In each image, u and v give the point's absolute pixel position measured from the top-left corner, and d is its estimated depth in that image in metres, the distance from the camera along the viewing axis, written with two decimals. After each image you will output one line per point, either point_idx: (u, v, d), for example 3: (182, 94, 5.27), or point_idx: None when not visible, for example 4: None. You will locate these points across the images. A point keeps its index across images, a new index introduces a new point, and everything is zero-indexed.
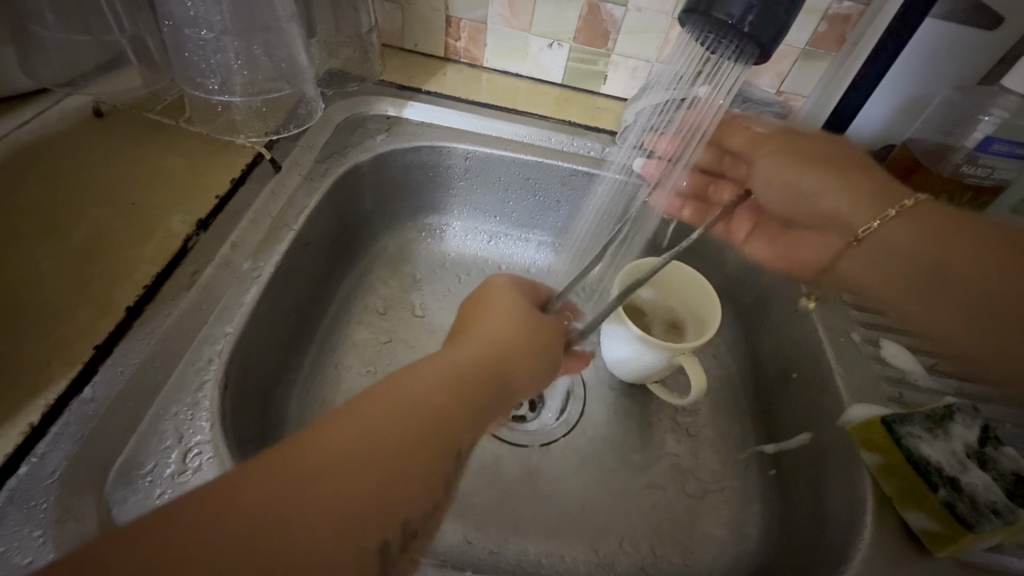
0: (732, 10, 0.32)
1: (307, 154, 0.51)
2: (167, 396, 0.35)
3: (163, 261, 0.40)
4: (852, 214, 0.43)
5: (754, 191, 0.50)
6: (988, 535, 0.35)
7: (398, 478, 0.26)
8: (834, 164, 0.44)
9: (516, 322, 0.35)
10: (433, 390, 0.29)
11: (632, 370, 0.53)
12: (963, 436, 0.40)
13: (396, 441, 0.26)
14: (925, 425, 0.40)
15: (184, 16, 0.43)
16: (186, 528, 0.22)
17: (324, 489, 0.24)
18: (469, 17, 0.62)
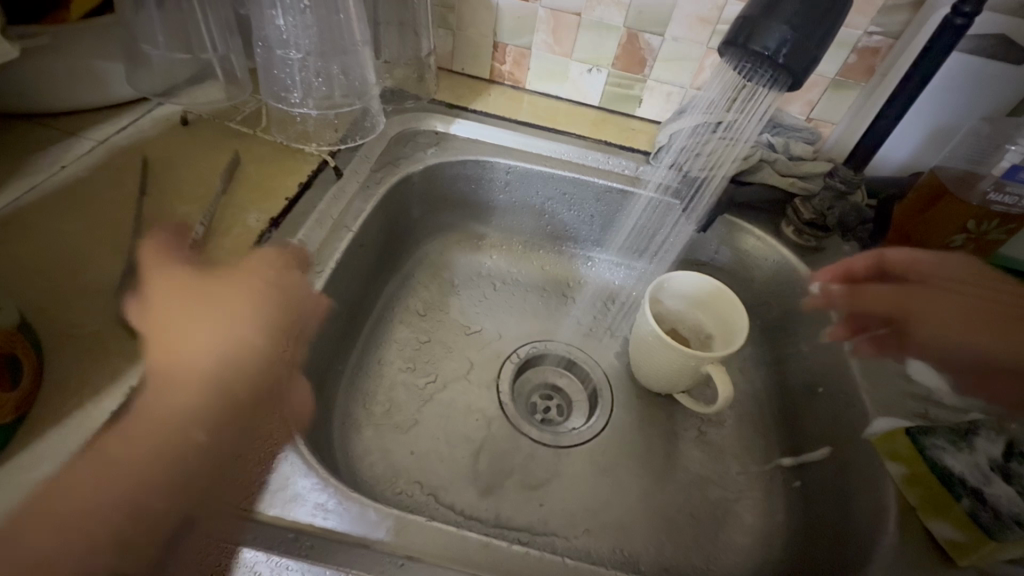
0: (767, 43, 0.35)
1: (365, 164, 0.56)
2: (243, 372, 0.39)
3: (241, 253, 0.45)
4: (1004, 346, 0.46)
5: (926, 335, 0.49)
6: (1013, 547, 0.36)
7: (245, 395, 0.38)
8: (1012, 314, 0.48)
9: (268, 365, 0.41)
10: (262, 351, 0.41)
11: (656, 378, 0.55)
12: (986, 450, 0.42)
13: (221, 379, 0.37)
14: (949, 439, 0.42)
15: (277, 39, 0.50)
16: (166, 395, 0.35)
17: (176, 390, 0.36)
18: (515, 43, 0.67)
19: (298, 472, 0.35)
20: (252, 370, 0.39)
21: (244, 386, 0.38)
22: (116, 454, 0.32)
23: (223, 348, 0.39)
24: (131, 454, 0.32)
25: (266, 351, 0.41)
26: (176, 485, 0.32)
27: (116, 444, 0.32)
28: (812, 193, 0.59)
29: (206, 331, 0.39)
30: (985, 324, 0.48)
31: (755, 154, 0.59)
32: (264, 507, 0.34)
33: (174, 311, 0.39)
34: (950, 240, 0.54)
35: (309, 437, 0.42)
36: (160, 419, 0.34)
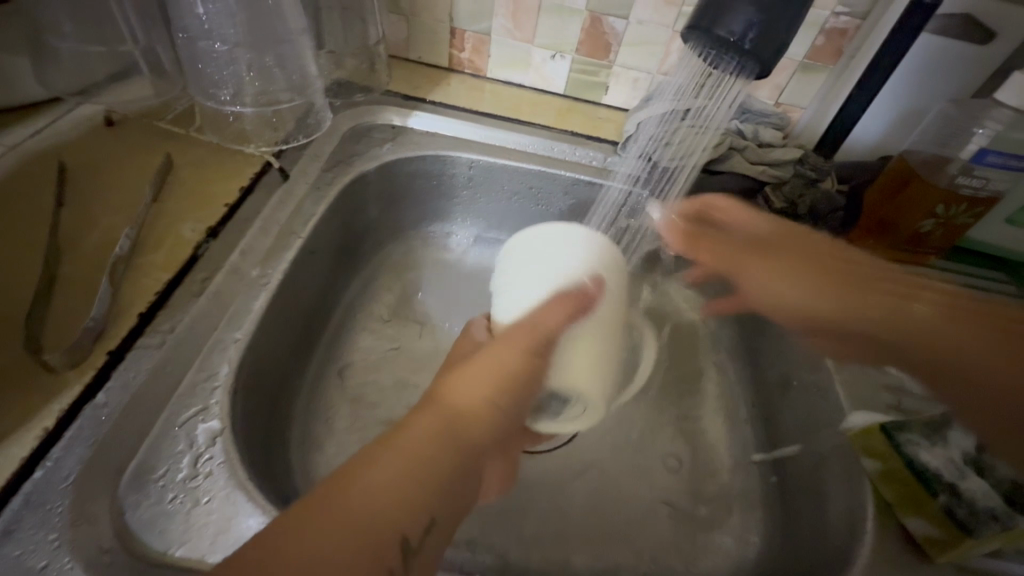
0: (734, 27, 0.33)
1: (314, 163, 0.52)
2: (178, 402, 0.35)
3: (174, 268, 0.41)
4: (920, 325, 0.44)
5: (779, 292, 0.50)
6: (987, 540, 0.36)
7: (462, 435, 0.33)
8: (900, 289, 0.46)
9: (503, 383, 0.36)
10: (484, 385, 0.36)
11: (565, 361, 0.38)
12: (961, 443, 0.40)
13: (462, 410, 0.34)
14: (923, 432, 0.41)
15: (202, 30, 0.46)
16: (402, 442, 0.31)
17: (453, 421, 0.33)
18: (473, 29, 0.63)
19: (243, 512, 0.32)
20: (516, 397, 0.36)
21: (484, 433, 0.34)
22: (413, 455, 0.30)
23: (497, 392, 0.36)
24: (425, 430, 0.32)
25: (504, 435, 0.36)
26: (452, 468, 0.31)
27: (422, 426, 0.32)
28: (782, 180, 0.57)
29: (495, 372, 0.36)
30: (981, 327, 0.42)
31: (724, 141, 0.58)
32: (203, 555, 0.30)
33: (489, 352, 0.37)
34: (920, 226, 0.53)
35: (259, 467, 0.38)
36: (448, 435, 0.32)
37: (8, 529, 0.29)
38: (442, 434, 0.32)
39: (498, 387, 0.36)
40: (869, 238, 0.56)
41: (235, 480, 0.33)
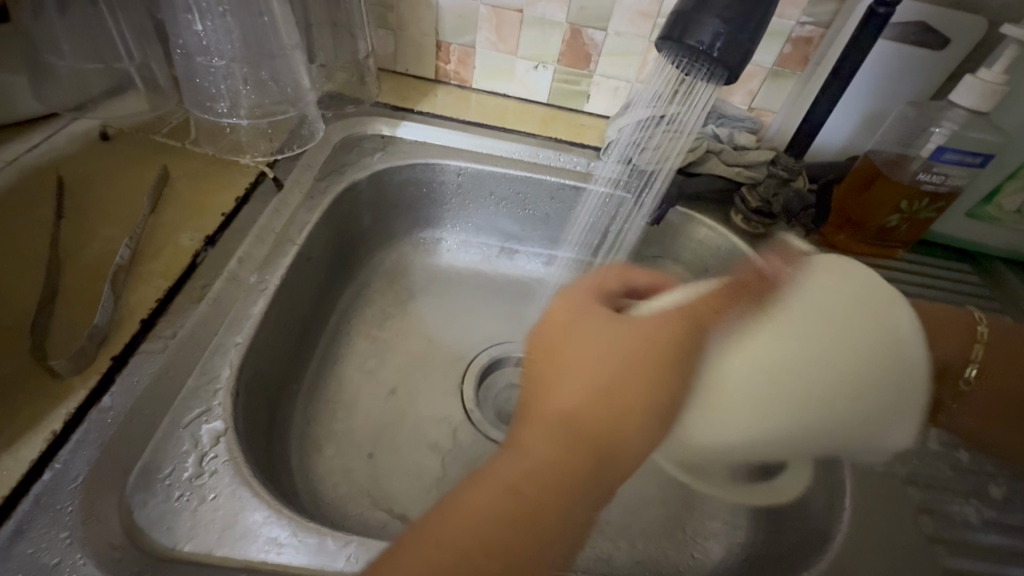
0: (701, 38, 0.35)
1: (308, 172, 0.53)
2: (180, 404, 0.36)
3: (174, 275, 0.42)
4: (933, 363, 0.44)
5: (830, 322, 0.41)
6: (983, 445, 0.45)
7: (582, 438, 0.31)
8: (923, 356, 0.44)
9: (612, 350, 0.34)
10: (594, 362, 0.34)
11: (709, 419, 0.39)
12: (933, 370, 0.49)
13: (580, 406, 0.32)
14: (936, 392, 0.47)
15: (196, 46, 0.47)
16: (517, 459, 0.30)
17: (582, 422, 0.32)
18: (458, 41, 0.66)
19: (249, 506, 0.33)
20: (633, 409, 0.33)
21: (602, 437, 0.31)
22: (517, 476, 0.30)
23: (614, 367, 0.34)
24: (542, 446, 0.31)
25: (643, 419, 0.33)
26: (583, 485, 0.30)
27: (533, 434, 0.31)
28: (756, 181, 0.60)
29: (610, 352, 0.34)
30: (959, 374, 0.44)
31: (701, 145, 0.61)
32: (210, 549, 0.31)
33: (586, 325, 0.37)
34: (887, 220, 0.57)
35: (261, 466, 0.39)
36: (557, 444, 0.31)
37: (19, 529, 0.29)
38: (575, 441, 0.31)
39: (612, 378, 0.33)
40: (841, 234, 0.59)
41: (240, 477, 0.34)
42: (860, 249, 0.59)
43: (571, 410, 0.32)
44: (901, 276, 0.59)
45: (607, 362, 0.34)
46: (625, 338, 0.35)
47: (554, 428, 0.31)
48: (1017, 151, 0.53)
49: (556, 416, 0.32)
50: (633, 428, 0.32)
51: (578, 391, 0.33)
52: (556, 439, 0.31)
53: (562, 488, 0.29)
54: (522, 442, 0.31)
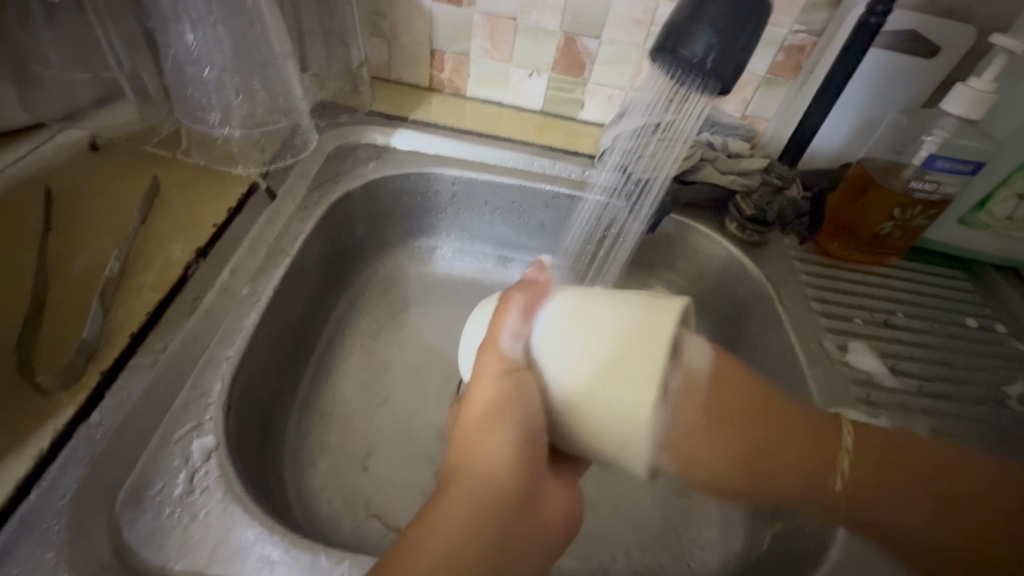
0: (695, 49, 0.35)
1: (301, 182, 0.53)
2: (171, 420, 0.36)
3: (165, 288, 0.41)
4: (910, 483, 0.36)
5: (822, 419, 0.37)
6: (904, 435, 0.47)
7: (487, 513, 0.30)
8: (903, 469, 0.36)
9: (490, 406, 0.33)
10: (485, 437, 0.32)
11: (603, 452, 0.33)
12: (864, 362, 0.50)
13: (478, 485, 0.30)
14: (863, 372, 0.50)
15: (187, 56, 0.47)
16: (426, 554, 0.28)
17: (480, 500, 0.30)
18: (452, 50, 0.66)
19: (241, 523, 0.33)
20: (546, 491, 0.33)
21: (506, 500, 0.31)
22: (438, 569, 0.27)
23: (505, 436, 0.32)
24: (451, 533, 0.28)
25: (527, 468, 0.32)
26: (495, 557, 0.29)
27: (438, 521, 0.29)
28: (750, 189, 0.60)
29: (518, 425, 0.32)
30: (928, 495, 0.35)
31: (695, 153, 0.61)
32: (202, 568, 0.31)
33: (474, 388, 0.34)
34: (880, 228, 0.57)
35: (253, 481, 0.39)
36: (467, 529, 0.29)
37: (5, 551, 0.29)
38: (479, 515, 0.29)
39: (506, 432, 0.32)
40: (835, 241, 0.59)
41: (232, 493, 0.34)
42: (854, 256, 0.60)
43: (473, 490, 0.30)
44: (895, 283, 0.59)
45: (486, 429, 0.32)
46: (527, 402, 0.33)
47: (459, 511, 0.29)
48: (1008, 159, 0.54)
49: (467, 498, 0.30)
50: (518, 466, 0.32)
51: (486, 478, 0.31)
52: (466, 520, 0.29)
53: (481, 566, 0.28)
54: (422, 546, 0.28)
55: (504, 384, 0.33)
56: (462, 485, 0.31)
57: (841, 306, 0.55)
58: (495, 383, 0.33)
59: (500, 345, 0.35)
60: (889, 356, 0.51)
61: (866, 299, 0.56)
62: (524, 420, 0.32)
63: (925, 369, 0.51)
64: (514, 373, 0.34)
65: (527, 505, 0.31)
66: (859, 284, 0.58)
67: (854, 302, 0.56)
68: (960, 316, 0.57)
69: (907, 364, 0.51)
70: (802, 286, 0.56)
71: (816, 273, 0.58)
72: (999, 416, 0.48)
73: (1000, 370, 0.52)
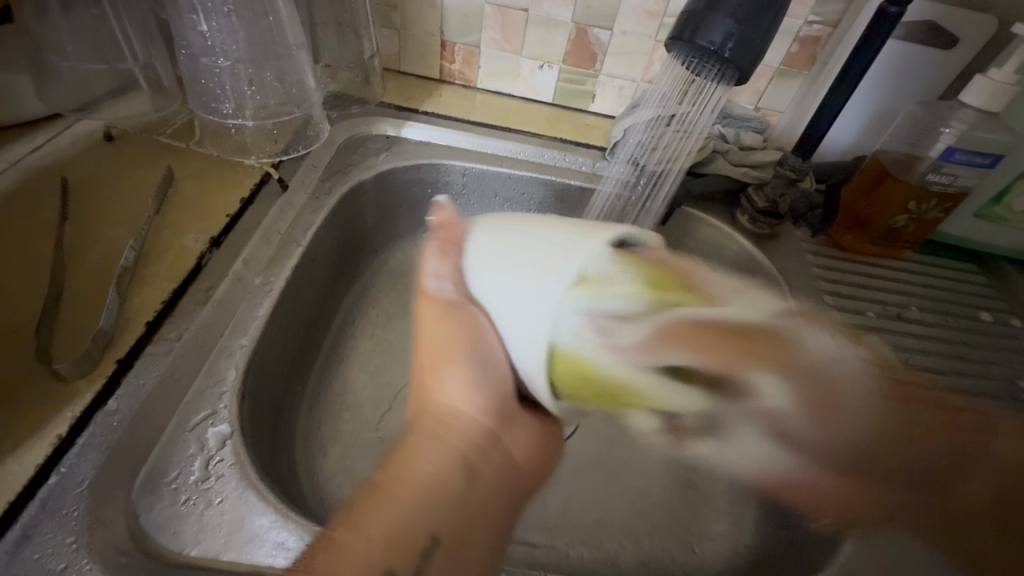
0: (713, 38, 0.35)
1: (312, 173, 0.53)
2: (186, 408, 0.36)
3: (179, 278, 0.42)
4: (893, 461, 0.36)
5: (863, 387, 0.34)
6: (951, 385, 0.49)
7: (447, 440, 0.35)
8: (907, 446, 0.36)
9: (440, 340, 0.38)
10: (445, 378, 0.37)
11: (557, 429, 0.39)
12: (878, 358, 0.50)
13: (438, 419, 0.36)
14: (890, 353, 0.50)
15: (201, 46, 0.47)
16: (396, 478, 0.32)
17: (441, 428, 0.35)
18: (463, 41, 0.65)
19: (256, 510, 0.33)
20: (511, 425, 0.37)
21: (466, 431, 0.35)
22: (414, 480, 0.32)
23: (461, 377, 0.37)
24: (422, 456, 0.34)
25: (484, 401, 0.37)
26: (461, 480, 0.33)
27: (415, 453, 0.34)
28: (763, 182, 0.59)
29: (477, 365, 0.36)
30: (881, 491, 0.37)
31: (707, 146, 0.60)
32: (217, 554, 0.31)
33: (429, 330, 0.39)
34: (894, 221, 0.56)
35: (267, 468, 0.39)
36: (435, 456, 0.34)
37: (26, 534, 0.29)
38: (440, 440, 0.34)
39: (457, 366, 0.37)
40: (847, 235, 0.59)
41: (246, 481, 0.34)
42: (867, 249, 0.59)
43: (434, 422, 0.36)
44: (908, 277, 0.58)
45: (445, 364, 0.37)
46: (475, 343, 0.36)
47: (429, 441, 0.34)
48: None
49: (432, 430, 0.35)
50: (471, 395, 0.37)
51: (449, 415, 0.36)
52: (432, 447, 0.34)
53: (443, 483, 0.33)
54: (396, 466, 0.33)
55: (446, 319, 0.38)
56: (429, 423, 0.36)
57: (854, 300, 0.55)
58: (439, 321, 0.39)
59: (427, 284, 0.40)
60: (902, 350, 0.51)
61: (880, 292, 0.56)
62: (482, 363, 0.36)
63: (939, 364, 0.50)
64: (452, 309, 0.38)
65: (492, 438, 0.36)
66: (872, 278, 0.57)
67: (868, 296, 0.55)
68: (975, 310, 0.56)
69: (920, 358, 0.51)
70: (815, 279, 0.56)
71: (829, 267, 0.57)
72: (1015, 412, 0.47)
73: (1017, 365, 0.51)
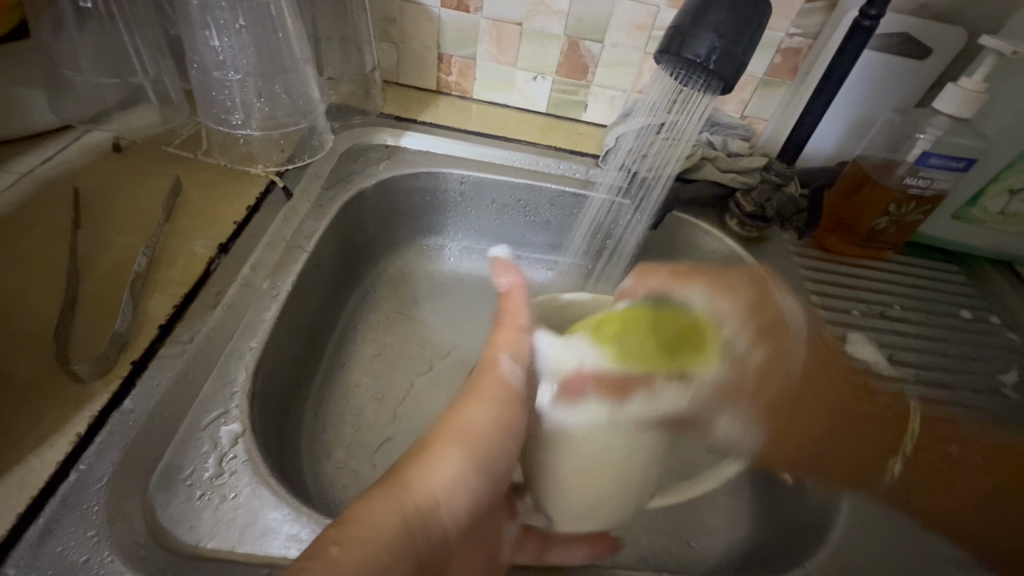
0: (698, 51, 0.37)
1: (315, 181, 0.55)
2: (199, 407, 0.37)
3: (190, 283, 0.43)
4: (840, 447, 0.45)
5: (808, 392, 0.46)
6: (944, 363, 0.53)
7: (416, 529, 0.31)
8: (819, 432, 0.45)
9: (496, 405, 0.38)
10: (458, 449, 0.36)
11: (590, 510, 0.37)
12: (863, 356, 0.52)
13: (407, 500, 0.32)
14: (879, 342, 0.53)
15: (213, 61, 0.49)
16: (353, 535, 0.28)
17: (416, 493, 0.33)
18: (460, 54, 0.68)
19: (268, 505, 0.34)
20: (461, 542, 0.34)
21: (432, 517, 0.33)
22: (369, 544, 0.28)
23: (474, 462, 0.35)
24: (385, 513, 0.30)
25: (465, 500, 0.35)
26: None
27: (375, 511, 0.30)
28: (750, 187, 0.61)
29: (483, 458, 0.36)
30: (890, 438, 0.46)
31: (696, 153, 0.62)
32: (233, 545, 0.32)
33: (493, 396, 0.38)
34: (876, 223, 0.59)
35: (275, 467, 0.40)
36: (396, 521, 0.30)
37: (48, 528, 0.30)
38: (406, 512, 0.31)
39: (475, 453, 0.36)
40: (832, 237, 0.61)
41: (259, 476, 0.35)
42: (852, 251, 0.61)
43: (416, 485, 0.33)
44: (892, 276, 0.61)
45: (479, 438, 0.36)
46: (509, 436, 0.37)
47: (397, 507, 0.31)
48: (998, 155, 0.56)
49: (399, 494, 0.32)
50: (466, 478, 0.35)
51: (449, 485, 0.34)
52: (393, 507, 0.31)
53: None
54: (367, 513, 0.30)
55: (500, 391, 0.38)
56: (405, 490, 0.32)
57: (838, 299, 0.57)
58: (488, 406, 0.38)
59: (500, 359, 0.40)
60: (886, 347, 0.53)
61: (865, 292, 0.58)
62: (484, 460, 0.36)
63: (922, 359, 0.53)
64: (504, 405, 0.38)
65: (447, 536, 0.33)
66: (856, 278, 0.60)
67: (852, 295, 0.57)
68: (955, 308, 0.59)
69: (905, 354, 0.53)
70: (801, 280, 0.58)
71: (815, 268, 0.60)
72: (992, 404, 0.50)
73: (996, 360, 0.54)
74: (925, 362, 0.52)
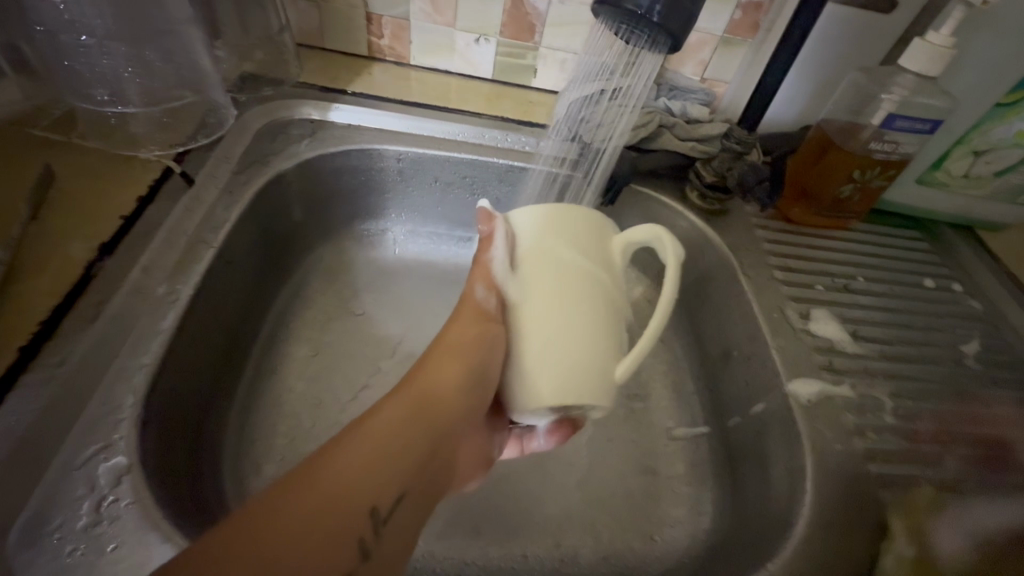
0: (640, 0, 0.32)
1: (224, 165, 0.48)
2: (73, 445, 0.31)
3: (62, 292, 0.37)
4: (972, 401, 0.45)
5: None
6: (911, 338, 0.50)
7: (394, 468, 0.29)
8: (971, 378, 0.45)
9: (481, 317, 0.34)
10: (445, 376, 0.33)
11: (537, 388, 0.31)
12: (827, 335, 0.49)
13: (379, 440, 0.29)
14: (843, 321, 0.50)
15: (59, 23, 0.41)
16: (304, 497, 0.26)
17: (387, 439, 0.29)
18: (391, 13, 0.60)
19: (158, 554, 0.29)
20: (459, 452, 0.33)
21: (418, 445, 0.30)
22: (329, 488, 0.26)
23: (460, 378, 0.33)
24: (351, 455, 0.28)
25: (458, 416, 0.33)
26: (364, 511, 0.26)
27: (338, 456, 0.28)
28: (711, 156, 0.57)
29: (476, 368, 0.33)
30: None
31: (652, 119, 0.57)
32: None
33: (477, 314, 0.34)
34: (840, 191, 0.55)
35: (178, 499, 0.35)
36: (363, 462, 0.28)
37: None
38: (375, 451, 0.28)
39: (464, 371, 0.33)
40: (796, 207, 0.58)
41: (147, 520, 0.30)
42: (814, 222, 0.58)
43: (396, 413, 0.30)
44: (857, 246, 0.58)
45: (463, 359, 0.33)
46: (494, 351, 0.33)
47: (364, 453, 0.28)
48: (965, 115, 0.52)
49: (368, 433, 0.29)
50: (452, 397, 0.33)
51: (432, 409, 0.32)
52: (369, 447, 0.28)
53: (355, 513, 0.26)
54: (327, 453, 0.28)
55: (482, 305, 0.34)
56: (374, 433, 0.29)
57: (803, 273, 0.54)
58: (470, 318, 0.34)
59: (474, 293, 0.35)
60: (851, 323, 0.50)
61: (830, 265, 0.55)
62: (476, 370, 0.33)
63: (888, 333, 0.50)
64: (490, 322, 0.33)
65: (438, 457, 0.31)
66: (821, 248, 0.57)
67: (816, 269, 0.54)
68: (919, 277, 0.57)
69: (872, 329, 0.50)
70: (763, 254, 0.54)
71: (778, 241, 0.56)
72: (959, 376, 0.48)
73: (960, 330, 0.52)
74: (892, 338, 0.50)
